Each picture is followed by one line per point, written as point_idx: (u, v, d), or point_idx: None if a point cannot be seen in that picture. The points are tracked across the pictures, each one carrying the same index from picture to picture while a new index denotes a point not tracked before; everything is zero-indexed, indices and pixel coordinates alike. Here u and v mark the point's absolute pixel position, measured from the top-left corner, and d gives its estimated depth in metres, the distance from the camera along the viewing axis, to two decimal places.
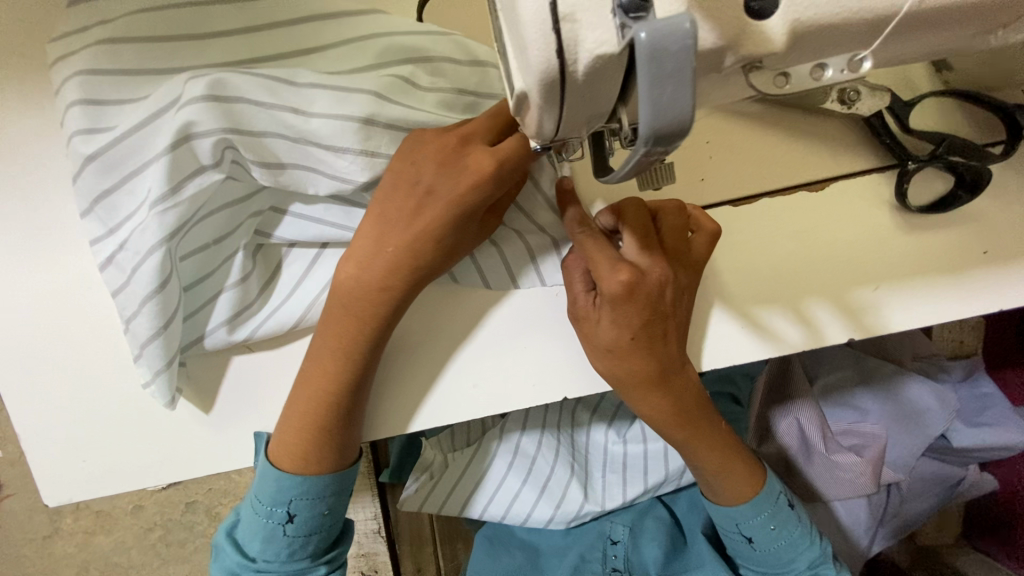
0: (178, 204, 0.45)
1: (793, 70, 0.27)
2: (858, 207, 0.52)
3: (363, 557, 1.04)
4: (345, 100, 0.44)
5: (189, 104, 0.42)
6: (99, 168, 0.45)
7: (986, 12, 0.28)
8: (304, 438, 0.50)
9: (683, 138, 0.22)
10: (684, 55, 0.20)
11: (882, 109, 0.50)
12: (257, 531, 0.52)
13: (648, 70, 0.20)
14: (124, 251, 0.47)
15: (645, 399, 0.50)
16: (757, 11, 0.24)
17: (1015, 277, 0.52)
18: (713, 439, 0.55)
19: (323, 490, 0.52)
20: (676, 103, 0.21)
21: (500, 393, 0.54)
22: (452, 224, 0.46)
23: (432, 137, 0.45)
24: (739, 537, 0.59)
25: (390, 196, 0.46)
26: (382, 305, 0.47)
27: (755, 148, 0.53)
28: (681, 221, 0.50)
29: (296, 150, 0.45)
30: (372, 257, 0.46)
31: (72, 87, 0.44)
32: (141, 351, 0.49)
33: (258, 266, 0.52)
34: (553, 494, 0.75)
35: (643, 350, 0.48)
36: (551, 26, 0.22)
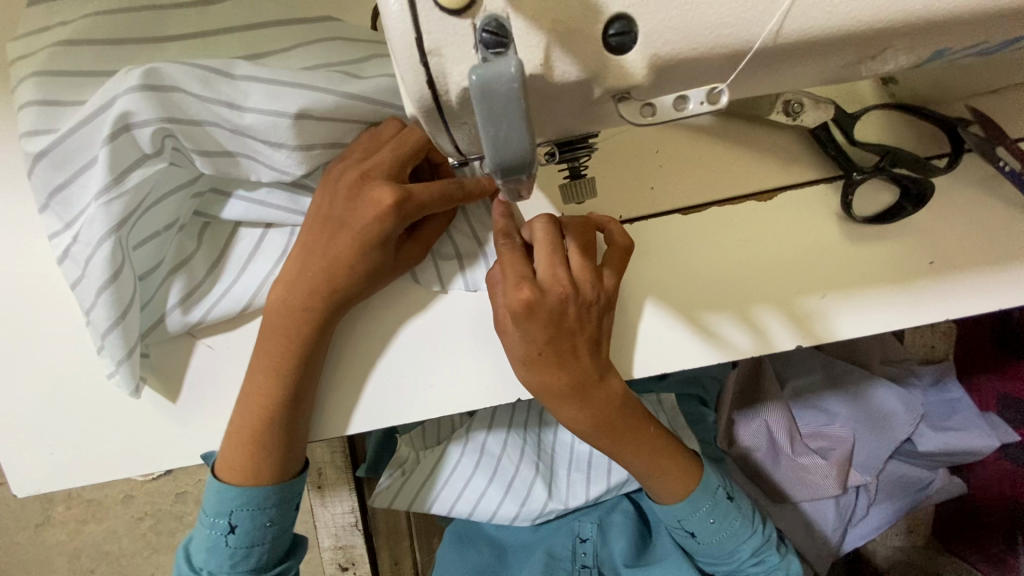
0: (123, 193, 0.46)
1: (657, 100, 0.31)
2: (807, 217, 0.53)
3: (341, 549, 1.04)
4: (280, 95, 0.46)
5: (125, 94, 0.43)
6: (51, 164, 0.46)
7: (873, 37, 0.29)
8: (237, 451, 0.53)
9: (527, 165, 0.26)
10: (512, 95, 0.24)
11: (827, 121, 0.51)
12: (203, 542, 0.55)
13: (482, 109, 0.24)
14: (78, 243, 0.48)
15: (569, 408, 0.51)
16: (617, 46, 0.28)
17: (962, 286, 0.53)
18: (643, 444, 0.56)
19: (265, 500, 0.54)
20: (512, 137, 0.25)
21: (455, 394, 0.56)
22: (363, 255, 0.48)
23: (342, 172, 0.49)
24: (683, 532, 0.61)
25: (312, 226, 0.50)
26: (305, 325, 0.50)
27: (705, 157, 0.54)
28: (583, 238, 0.51)
29: (234, 140, 0.47)
30: (297, 282, 0.50)
31: (26, 88, 0.46)
32: (103, 342, 0.50)
33: (203, 246, 0.53)
34: (518, 493, 0.76)
35: (553, 367, 0.49)
36: (421, 61, 0.27)
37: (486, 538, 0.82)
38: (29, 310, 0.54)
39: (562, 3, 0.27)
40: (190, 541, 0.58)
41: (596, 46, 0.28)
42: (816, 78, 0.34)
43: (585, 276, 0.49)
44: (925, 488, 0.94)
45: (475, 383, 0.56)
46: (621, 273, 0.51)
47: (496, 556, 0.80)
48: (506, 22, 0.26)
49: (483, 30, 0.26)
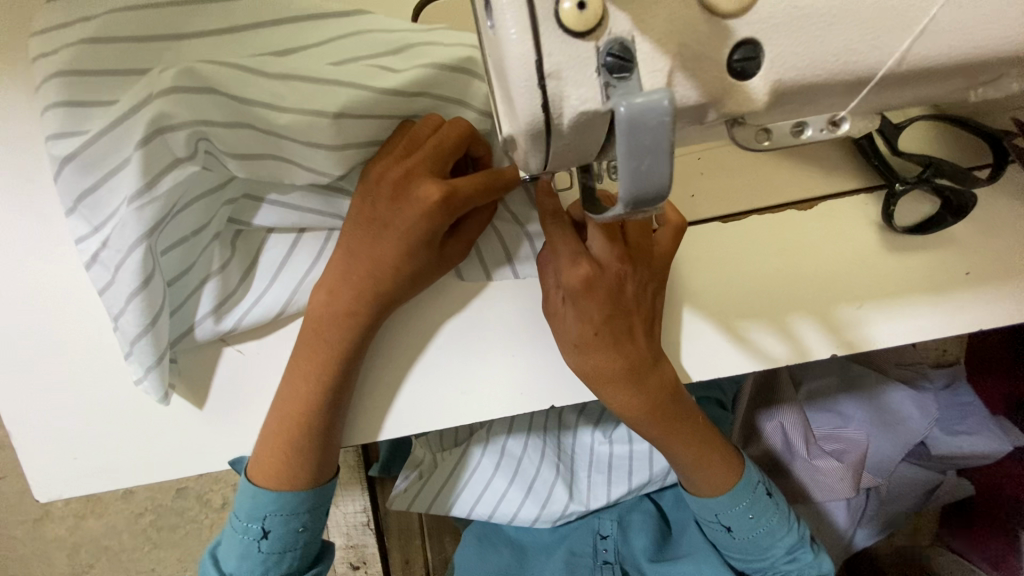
0: (154, 199, 0.45)
1: (773, 125, 0.31)
2: (848, 227, 0.52)
3: (352, 549, 1.05)
4: (319, 95, 0.45)
5: (157, 96, 0.42)
6: (77, 167, 0.45)
7: (955, 54, 0.29)
8: (278, 456, 0.52)
9: (662, 200, 0.25)
10: (661, 129, 0.23)
11: (872, 131, 0.51)
12: (234, 548, 0.54)
13: (627, 141, 0.23)
14: (107, 248, 0.47)
15: (625, 395, 0.51)
16: (740, 71, 0.28)
17: (999, 297, 0.53)
18: (688, 435, 0.57)
19: (299, 506, 0.54)
20: (654, 170, 0.24)
21: (490, 401, 0.55)
22: (411, 256, 0.48)
23: (382, 171, 0.48)
24: (718, 527, 0.62)
25: (354, 227, 0.49)
26: (350, 330, 0.50)
27: (744, 166, 0.55)
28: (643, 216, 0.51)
29: (267, 143, 0.45)
30: (340, 286, 0.49)
31: (51, 88, 0.44)
32: (131, 348, 0.49)
33: (237, 253, 0.52)
34: (540, 494, 0.76)
35: (608, 347, 0.50)
36: (538, 82, 0.25)
37: (504, 538, 0.82)
38: (52, 311, 0.53)
39: (691, 27, 0.26)
40: (217, 545, 0.57)
41: (721, 71, 0.27)
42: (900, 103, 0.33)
43: (633, 261, 0.50)
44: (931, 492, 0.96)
45: (507, 388, 0.55)
46: (667, 259, 0.51)
47: (515, 556, 0.79)
48: (631, 44, 0.25)
49: (606, 53, 0.25)
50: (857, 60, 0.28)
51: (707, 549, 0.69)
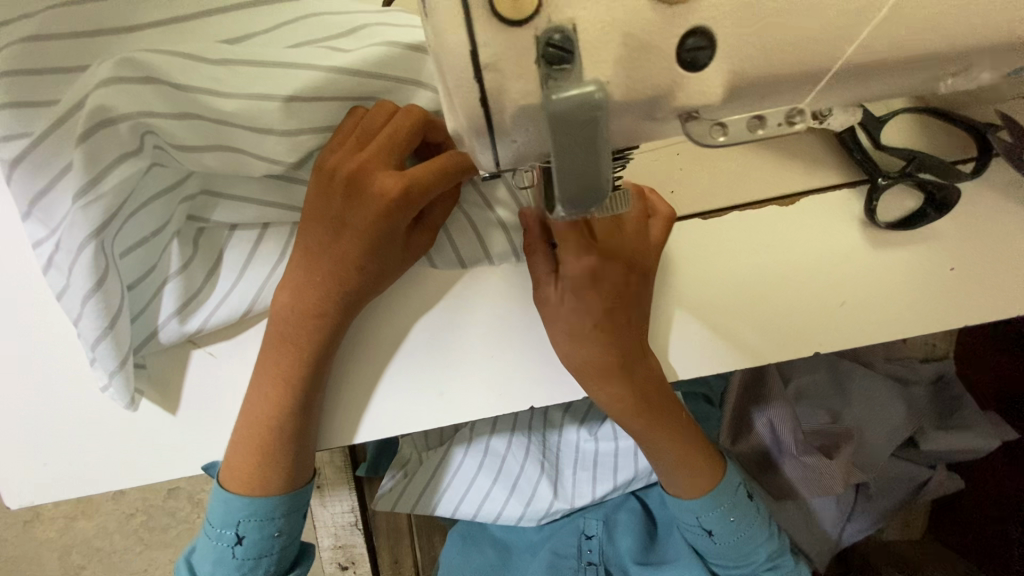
0: (100, 196, 0.43)
1: (728, 121, 0.29)
2: (829, 223, 0.51)
3: (341, 549, 1.03)
4: (268, 78, 0.44)
5: (97, 88, 0.41)
6: (29, 168, 0.44)
7: (920, 36, 0.28)
8: (246, 460, 0.51)
9: (600, 198, 0.25)
10: (594, 124, 0.23)
11: (854, 125, 0.50)
12: (209, 554, 0.53)
13: (559, 137, 0.23)
14: (61, 251, 0.45)
15: (604, 390, 0.51)
16: (689, 62, 0.26)
17: (983, 290, 0.52)
18: (671, 430, 0.56)
19: (274, 510, 0.53)
20: (590, 168, 0.24)
21: (468, 401, 0.54)
22: (372, 251, 0.47)
23: (335, 164, 0.45)
24: (699, 531, 0.61)
25: (311, 224, 0.47)
26: (318, 329, 0.48)
27: (721, 160, 0.54)
28: (637, 207, 0.50)
29: (213, 133, 0.44)
30: (305, 287, 0.48)
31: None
32: (93, 354, 0.48)
33: (200, 252, 0.51)
34: (523, 492, 0.75)
35: (603, 338, 0.50)
36: (473, 74, 0.25)
37: (489, 539, 0.81)
38: (15, 315, 0.51)
39: (636, 14, 0.25)
40: (193, 551, 0.56)
41: (669, 61, 0.26)
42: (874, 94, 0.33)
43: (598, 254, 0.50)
44: (921, 487, 0.94)
45: (483, 390, 0.54)
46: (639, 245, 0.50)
47: (500, 557, 0.79)
48: (573, 33, 0.25)
49: (546, 41, 0.25)
50: (816, 45, 0.28)
51: (689, 555, 0.68)
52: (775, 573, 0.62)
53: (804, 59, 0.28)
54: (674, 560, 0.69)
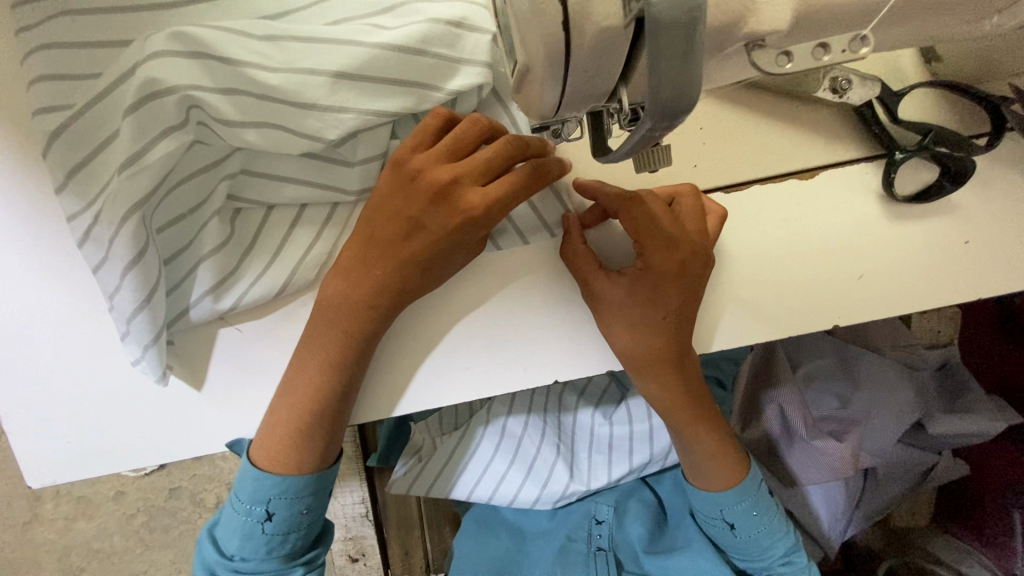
0: (144, 168, 0.44)
1: (793, 49, 0.31)
2: (849, 198, 0.53)
3: (352, 540, 1.06)
4: (314, 54, 0.44)
5: (145, 61, 0.42)
6: (69, 142, 0.44)
7: None
8: (282, 443, 0.51)
9: (681, 110, 0.26)
10: (686, 27, 0.24)
11: (873, 99, 0.50)
12: (236, 529, 0.53)
13: (650, 37, 0.24)
14: (100, 223, 0.46)
15: (649, 380, 0.53)
16: None
17: (995, 263, 0.53)
18: (708, 425, 0.58)
19: (303, 489, 0.53)
20: (679, 74, 0.25)
21: (491, 377, 0.54)
22: (438, 255, 0.48)
23: (419, 165, 0.47)
24: (721, 524, 0.62)
25: (383, 223, 0.48)
26: (370, 322, 0.49)
27: (746, 136, 0.55)
28: (698, 203, 0.50)
29: (261, 109, 0.45)
30: (362, 277, 0.48)
31: (36, 62, 0.43)
32: (128, 328, 0.48)
33: (236, 232, 0.51)
34: (540, 475, 0.76)
35: (667, 333, 0.51)
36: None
37: (504, 524, 0.82)
38: (42, 291, 0.51)
39: None
40: (216, 524, 0.56)
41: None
42: (893, 38, 0.35)
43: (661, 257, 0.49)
44: (928, 471, 0.94)
45: (510, 365, 0.54)
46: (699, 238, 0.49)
47: (515, 542, 0.79)
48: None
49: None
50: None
51: (701, 540, 0.70)
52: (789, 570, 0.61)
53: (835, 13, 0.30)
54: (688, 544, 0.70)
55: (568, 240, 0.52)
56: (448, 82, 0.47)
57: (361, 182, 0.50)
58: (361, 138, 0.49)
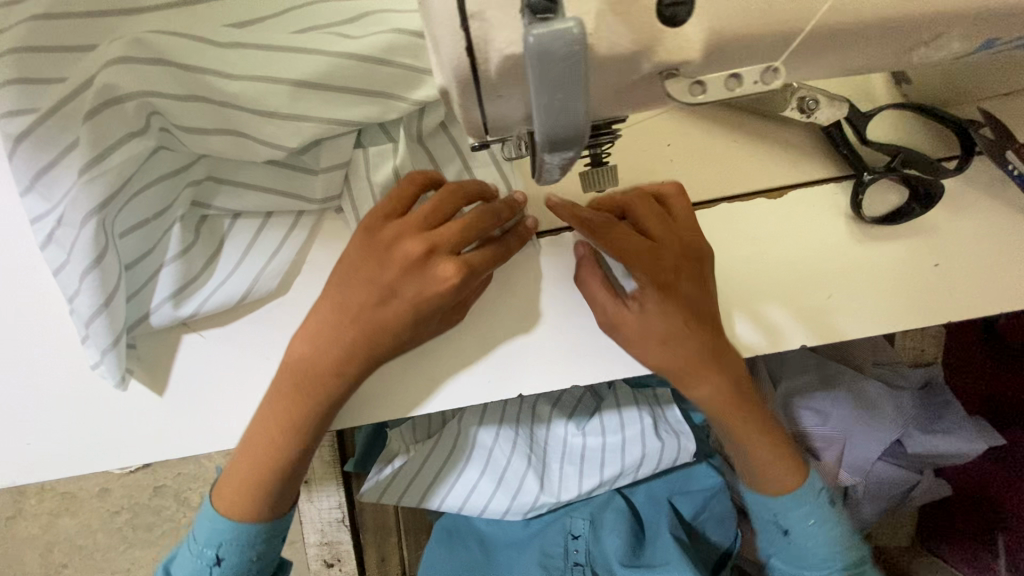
0: (104, 172, 0.44)
1: (706, 78, 0.29)
2: (818, 218, 0.52)
3: (327, 545, 1.04)
4: (276, 62, 0.44)
5: (104, 67, 0.42)
6: (32, 146, 0.44)
7: (885, 22, 0.30)
8: (247, 494, 0.52)
9: (578, 134, 0.26)
10: (571, 59, 0.23)
11: (842, 119, 0.49)
12: (186, 570, 0.53)
13: (537, 73, 0.23)
14: (62, 227, 0.46)
15: (698, 386, 0.52)
16: (669, 17, 0.27)
17: (965, 287, 0.53)
18: (760, 420, 0.56)
19: (255, 537, 0.53)
20: (568, 107, 0.25)
21: (453, 389, 0.54)
22: (413, 322, 0.47)
23: (394, 234, 0.47)
24: (773, 527, 0.60)
25: (352, 288, 0.48)
26: (333, 387, 0.49)
27: (717, 154, 0.54)
28: (686, 203, 0.51)
29: (221, 116, 0.44)
30: (328, 342, 0.48)
31: (2, 65, 0.43)
32: (87, 332, 0.48)
33: (200, 239, 0.50)
34: (510, 485, 0.75)
35: (693, 336, 0.50)
36: (461, 26, 0.26)
37: (476, 534, 0.81)
38: (11, 293, 0.51)
39: None
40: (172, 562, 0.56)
41: (647, 14, 0.27)
42: (850, 66, 0.34)
43: (640, 270, 0.49)
44: (909, 490, 0.93)
45: (475, 377, 0.54)
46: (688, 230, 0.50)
47: (485, 553, 0.79)
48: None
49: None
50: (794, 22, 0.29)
51: (679, 558, 0.70)
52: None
53: (776, 38, 0.29)
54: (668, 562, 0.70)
55: (580, 271, 0.52)
56: (413, 93, 0.47)
57: (324, 191, 0.50)
58: (323, 146, 0.48)
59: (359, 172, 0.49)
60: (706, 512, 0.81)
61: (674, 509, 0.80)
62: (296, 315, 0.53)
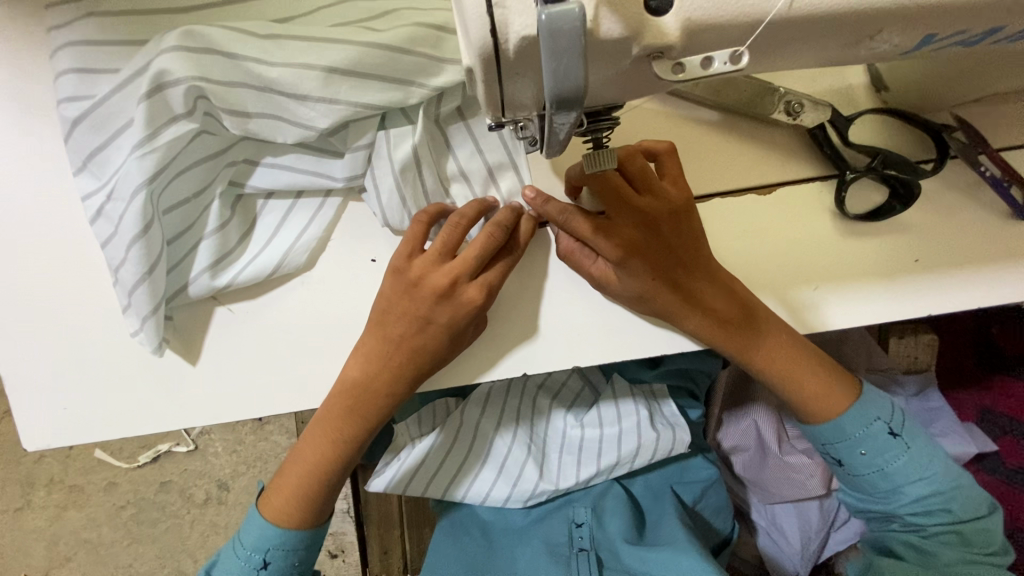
0: (156, 148, 0.49)
1: (687, 59, 0.33)
2: (803, 213, 0.56)
3: (332, 536, 1.11)
4: (307, 50, 0.49)
5: (164, 53, 0.47)
6: (88, 127, 0.49)
7: (854, 22, 0.34)
8: (302, 507, 0.58)
9: (582, 98, 0.29)
10: (574, 34, 0.27)
11: (825, 122, 0.54)
12: (233, 572, 0.59)
13: (547, 43, 0.27)
14: (112, 200, 0.51)
15: (691, 317, 0.55)
16: (654, 9, 0.31)
17: (943, 281, 0.56)
18: (788, 344, 0.58)
19: (298, 543, 0.59)
20: (571, 72, 0.28)
21: (462, 366, 0.58)
22: (451, 341, 0.54)
23: (419, 272, 0.53)
24: (830, 459, 0.64)
25: (393, 320, 0.54)
26: (380, 403, 0.55)
27: (712, 151, 0.57)
28: (641, 163, 0.53)
29: (263, 100, 0.49)
30: (374, 361, 0.54)
31: (65, 56, 0.48)
32: (130, 300, 0.53)
33: (236, 215, 0.56)
34: (511, 474, 0.78)
35: (669, 286, 0.54)
36: (486, 10, 0.30)
37: (479, 523, 0.83)
38: (57, 269, 0.56)
39: None
40: (212, 566, 0.62)
41: (637, 6, 0.31)
42: (818, 59, 0.38)
43: (609, 247, 0.53)
44: None
45: (484, 356, 0.58)
46: (651, 190, 0.53)
47: (485, 539, 0.81)
48: None
49: None
50: (771, 18, 0.32)
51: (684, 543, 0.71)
52: (922, 516, 0.62)
53: (752, 31, 0.33)
54: (673, 543, 0.72)
55: (568, 247, 0.55)
56: (432, 79, 0.51)
57: (348, 170, 0.54)
58: (349, 129, 0.53)
59: (381, 152, 0.54)
60: (704, 501, 0.84)
61: (675, 496, 0.83)
62: (319, 291, 0.58)
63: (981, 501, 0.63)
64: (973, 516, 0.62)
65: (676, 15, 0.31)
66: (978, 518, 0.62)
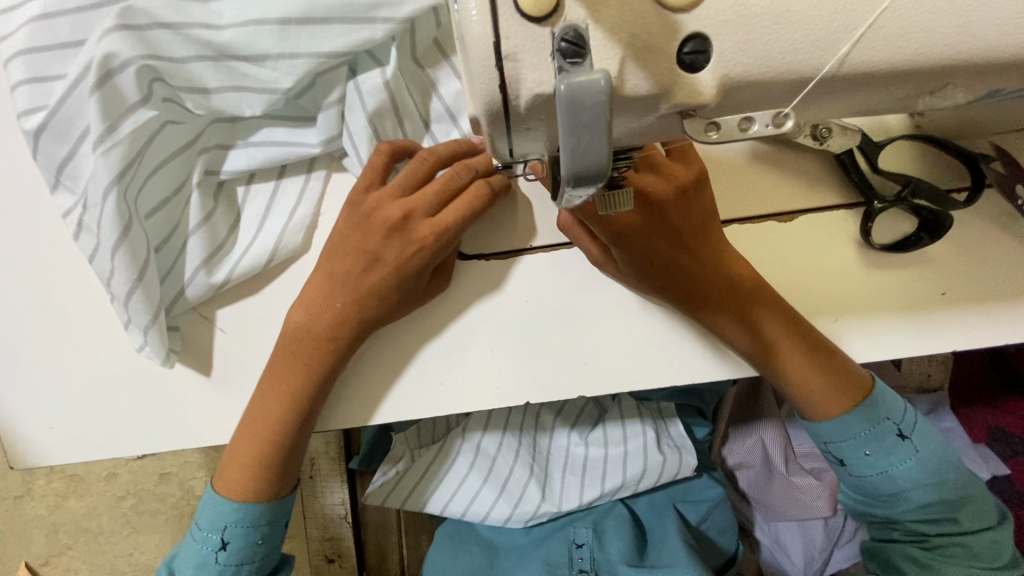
0: (119, 140, 0.46)
1: (721, 119, 0.30)
2: (826, 241, 0.54)
3: (329, 541, 1.06)
4: (253, 6, 0.45)
5: (103, 36, 0.44)
6: (51, 138, 0.46)
7: (911, 77, 0.31)
8: (251, 477, 0.55)
9: (603, 175, 0.26)
10: (598, 108, 0.24)
11: (853, 148, 0.51)
12: (192, 556, 0.56)
13: (567, 117, 0.24)
14: (87, 211, 0.48)
15: (668, 283, 0.52)
16: (689, 63, 0.28)
17: (973, 317, 0.53)
18: (774, 304, 0.53)
19: (257, 518, 0.55)
20: (592, 148, 0.25)
21: (464, 392, 0.56)
22: (396, 284, 0.51)
23: (374, 204, 0.51)
24: (831, 459, 0.59)
25: (340, 257, 0.51)
26: (326, 355, 0.52)
27: (732, 172, 0.54)
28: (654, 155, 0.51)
29: (222, 72, 0.47)
30: (320, 312, 0.52)
31: (14, 67, 0.45)
32: (128, 314, 0.50)
33: (220, 206, 0.53)
34: (512, 495, 0.76)
35: (645, 233, 0.51)
36: (496, 64, 0.27)
37: (476, 538, 0.82)
38: (42, 274, 0.53)
39: (641, 18, 0.27)
40: (173, 557, 0.60)
41: (669, 60, 0.28)
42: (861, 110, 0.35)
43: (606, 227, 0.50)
44: None
45: (487, 382, 0.56)
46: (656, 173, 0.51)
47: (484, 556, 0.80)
48: (584, 32, 0.27)
49: (561, 38, 0.27)
50: (821, 74, 0.30)
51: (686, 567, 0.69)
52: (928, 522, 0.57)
53: (796, 92, 0.30)
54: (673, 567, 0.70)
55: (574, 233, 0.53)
56: (398, 12, 0.47)
57: (324, 134, 0.51)
58: (317, 87, 0.50)
59: (354, 107, 0.50)
60: (709, 521, 0.82)
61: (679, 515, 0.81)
62: None
63: (989, 510, 0.59)
64: (980, 527, 0.58)
65: (712, 72, 0.29)
66: (985, 528, 0.58)
